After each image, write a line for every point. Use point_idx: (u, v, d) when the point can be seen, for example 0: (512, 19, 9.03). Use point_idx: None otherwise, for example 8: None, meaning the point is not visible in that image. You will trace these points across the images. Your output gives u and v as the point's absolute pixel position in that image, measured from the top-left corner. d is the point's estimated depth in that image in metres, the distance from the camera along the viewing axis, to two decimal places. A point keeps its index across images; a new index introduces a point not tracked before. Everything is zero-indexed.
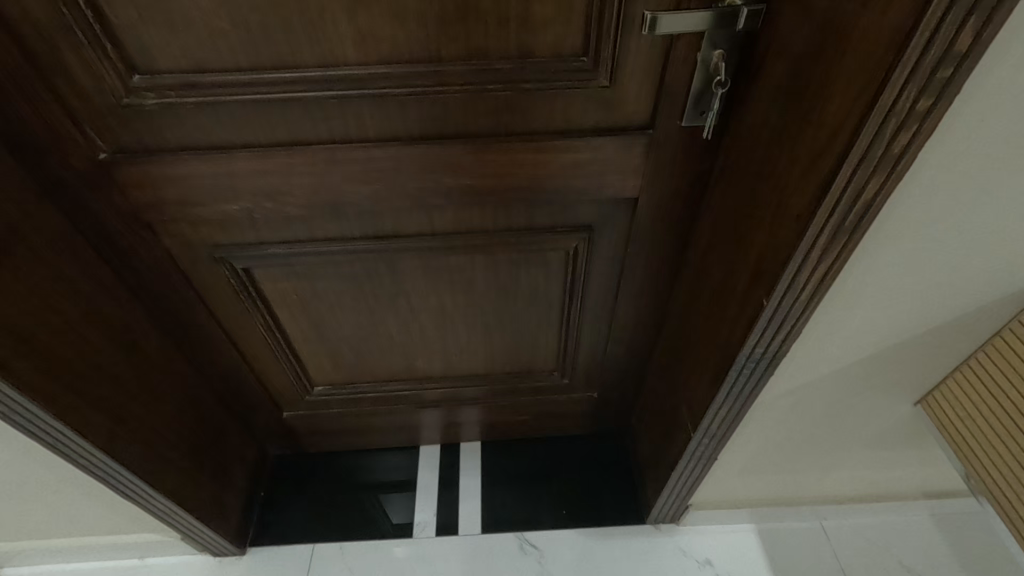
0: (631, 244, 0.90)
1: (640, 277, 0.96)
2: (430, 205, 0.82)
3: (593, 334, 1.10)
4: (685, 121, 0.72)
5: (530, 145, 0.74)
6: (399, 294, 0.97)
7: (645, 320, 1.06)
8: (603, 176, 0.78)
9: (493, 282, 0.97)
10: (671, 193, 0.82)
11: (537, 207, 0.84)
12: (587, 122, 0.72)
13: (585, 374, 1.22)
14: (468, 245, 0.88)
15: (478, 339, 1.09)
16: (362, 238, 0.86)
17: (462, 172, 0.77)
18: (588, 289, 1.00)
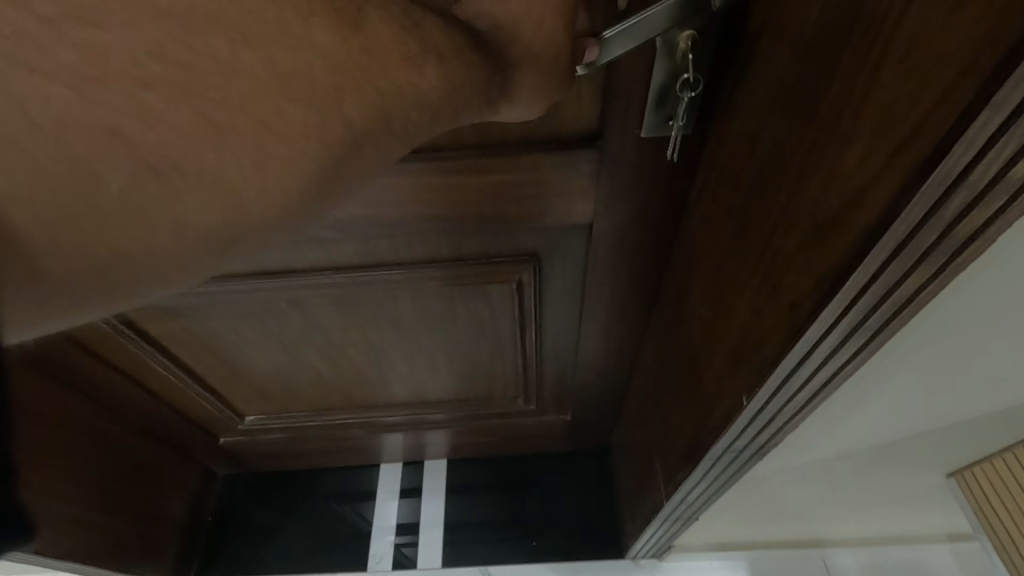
0: (590, 276, 0.71)
1: (605, 312, 0.77)
2: (322, 239, 0.63)
3: (558, 364, 0.92)
4: (645, 129, 0.49)
5: (434, 167, 0.54)
6: (313, 330, 0.80)
7: (616, 354, 0.88)
8: (542, 201, 0.59)
9: (426, 315, 0.79)
10: (633, 223, 0.61)
11: (463, 238, 0.65)
12: (511, 135, 0.53)
13: (554, 400, 1.05)
14: (385, 279, 0.71)
15: (422, 370, 0.93)
16: (247, 276, 0.68)
17: (351, 202, 0.58)
18: (544, 322, 0.81)
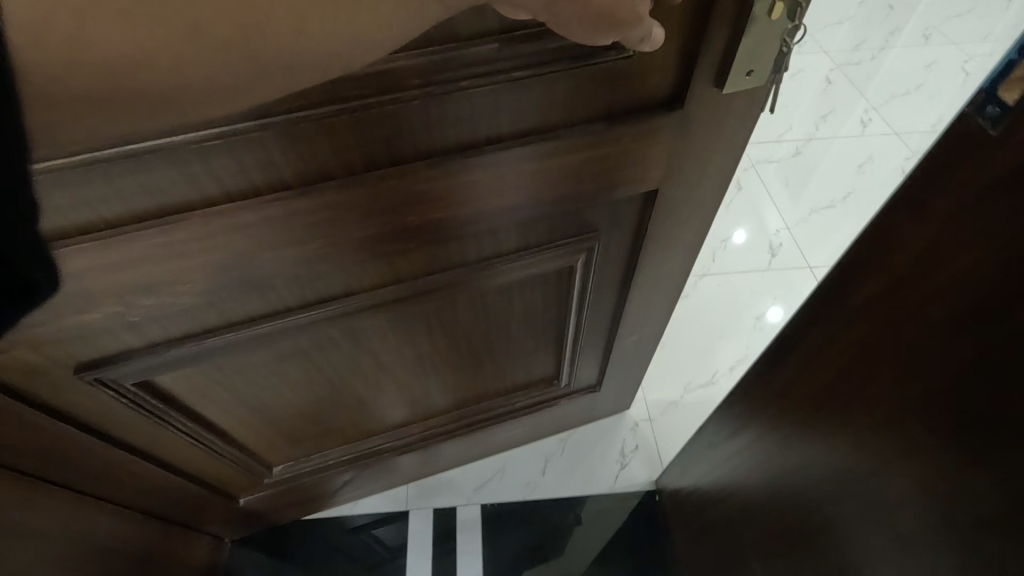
0: (645, 244, 0.73)
1: (651, 273, 0.80)
2: (390, 253, 0.59)
3: (598, 340, 0.93)
4: (723, 87, 0.53)
5: (521, 155, 0.53)
6: (362, 355, 0.75)
7: (648, 315, 0.91)
8: (617, 174, 0.59)
9: (480, 315, 0.76)
10: (694, 176, 0.64)
11: (533, 225, 0.63)
12: (601, 107, 0.52)
13: (587, 377, 1.07)
14: (449, 285, 0.67)
15: (464, 375, 0.90)
16: (300, 308, 0.62)
17: (431, 206, 0.55)
18: (592, 303, 0.82)
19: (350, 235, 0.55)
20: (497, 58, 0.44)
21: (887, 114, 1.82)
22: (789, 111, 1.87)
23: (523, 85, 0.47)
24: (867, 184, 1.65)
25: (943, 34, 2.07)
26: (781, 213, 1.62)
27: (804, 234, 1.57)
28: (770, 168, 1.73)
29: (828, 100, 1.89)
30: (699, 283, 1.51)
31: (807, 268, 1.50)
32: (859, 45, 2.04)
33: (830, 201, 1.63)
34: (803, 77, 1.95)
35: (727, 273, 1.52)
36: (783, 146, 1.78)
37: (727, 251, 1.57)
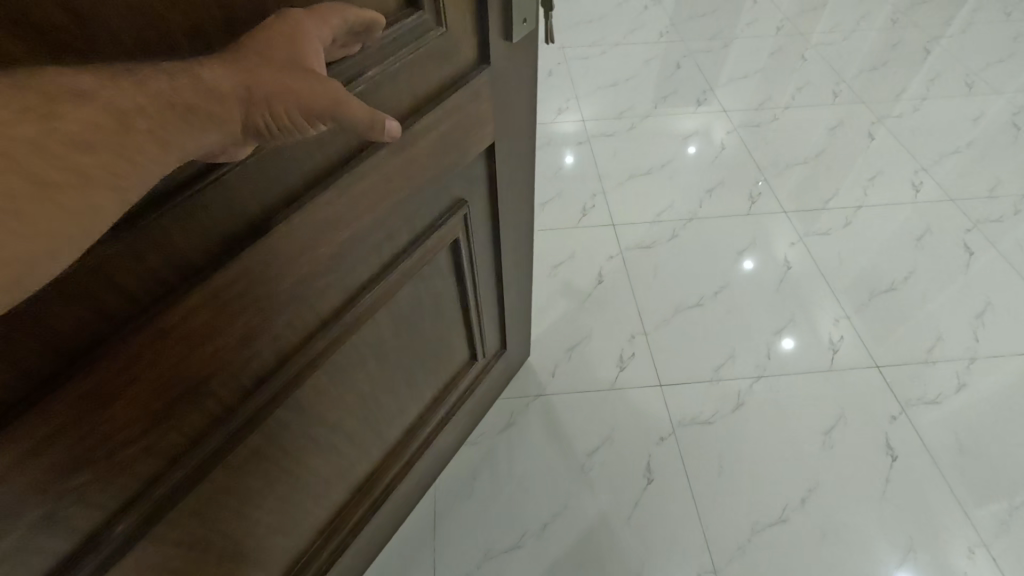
0: (499, 194, 0.82)
1: (511, 219, 0.90)
2: (310, 296, 0.58)
3: (490, 299, 1.01)
4: (510, 36, 0.64)
5: (394, 149, 0.56)
6: (311, 423, 0.70)
7: (518, 261, 1.02)
8: (464, 142, 0.67)
9: (397, 325, 0.77)
10: (511, 125, 0.75)
11: (417, 213, 0.67)
12: (438, 79, 0.59)
13: (494, 339, 1.15)
14: (367, 308, 0.67)
15: (404, 393, 0.90)
16: (242, 400, 0.57)
17: (335, 231, 0.55)
18: (477, 266, 0.89)
19: (270, 293, 0.52)
20: (357, 59, 0.47)
21: (935, 177, 1.86)
22: (834, 172, 1.89)
23: (379, 84, 0.50)
24: (925, 263, 1.63)
25: (984, 82, 2.22)
26: (838, 299, 1.55)
27: (865, 326, 1.49)
28: (817, 242, 1.69)
29: (874, 161, 1.92)
30: (756, 388, 1.38)
31: (874, 366, 1.41)
32: (899, 94, 2.17)
33: (890, 281, 1.59)
34: (844, 127, 2.04)
35: (784, 373, 1.40)
36: (831, 217, 1.75)
37: (780, 346, 1.45)
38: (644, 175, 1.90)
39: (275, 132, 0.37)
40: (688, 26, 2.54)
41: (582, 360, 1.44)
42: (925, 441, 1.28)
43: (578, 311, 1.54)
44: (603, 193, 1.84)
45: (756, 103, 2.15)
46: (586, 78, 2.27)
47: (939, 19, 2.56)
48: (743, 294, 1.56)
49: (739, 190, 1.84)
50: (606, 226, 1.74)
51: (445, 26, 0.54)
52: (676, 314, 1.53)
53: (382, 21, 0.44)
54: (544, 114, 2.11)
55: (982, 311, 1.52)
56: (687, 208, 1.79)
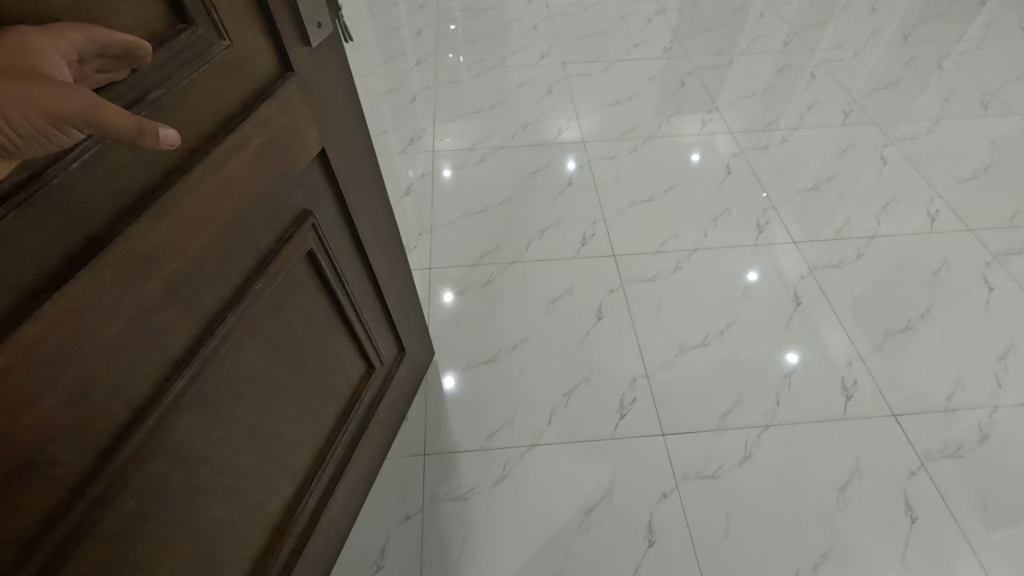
0: (346, 197, 0.82)
1: (369, 220, 0.91)
2: (153, 333, 0.55)
3: (371, 306, 1.01)
4: (308, 41, 0.65)
5: (212, 170, 0.55)
6: (198, 469, 0.67)
7: (389, 260, 1.02)
8: (289, 152, 0.67)
9: (269, 349, 0.75)
10: (336, 128, 0.76)
11: (257, 228, 0.66)
12: (239, 90, 0.58)
13: (388, 345, 1.15)
14: (228, 336, 0.65)
15: (299, 418, 0.88)
16: (106, 460, 0.53)
17: (163, 262, 0.53)
18: (346, 274, 0.89)
19: (104, 339, 0.50)
20: (134, 81, 0.46)
21: (953, 206, 1.85)
22: (846, 200, 1.89)
23: (169, 104, 0.49)
24: (942, 299, 1.61)
25: (1000, 101, 2.22)
26: (853, 339, 1.53)
27: (880, 367, 1.47)
28: (830, 274, 1.68)
29: (885, 185, 1.93)
30: (764, 438, 1.35)
31: (891, 414, 1.38)
32: (913, 115, 2.18)
33: (907, 320, 1.56)
34: (855, 151, 2.06)
35: (794, 424, 1.37)
36: (843, 248, 1.74)
37: (783, 360, 1.49)
38: (648, 200, 1.92)
39: (22, 143, 0.35)
40: (692, 43, 2.62)
41: (580, 408, 1.41)
42: (945, 497, 1.26)
43: (578, 354, 1.51)
44: (604, 221, 1.85)
45: (765, 123, 2.19)
46: (587, 97, 2.35)
47: (952, 35, 2.59)
48: (779, 322, 1.57)
49: (745, 218, 1.84)
50: (607, 256, 1.75)
51: (230, 37, 0.54)
52: (680, 354, 1.51)
53: (142, 43, 0.43)
54: (544, 132, 2.18)
55: (1003, 355, 1.48)
56: (693, 237, 1.80)
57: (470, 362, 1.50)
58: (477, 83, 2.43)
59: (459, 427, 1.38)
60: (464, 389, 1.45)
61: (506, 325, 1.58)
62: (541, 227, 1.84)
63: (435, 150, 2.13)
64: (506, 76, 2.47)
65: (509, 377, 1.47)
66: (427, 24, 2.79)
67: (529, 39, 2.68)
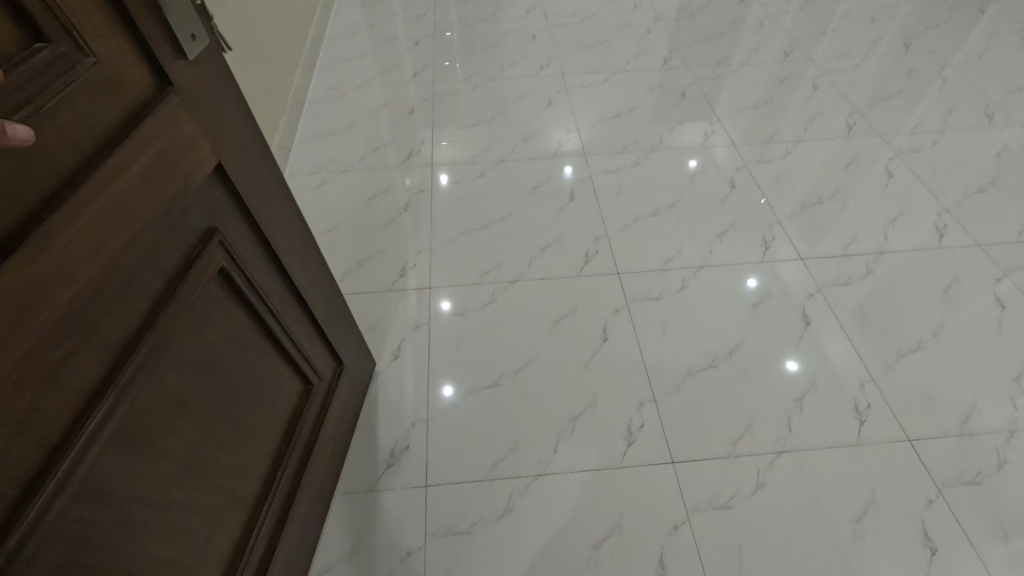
0: (251, 211, 0.85)
1: (280, 228, 0.94)
2: (58, 358, 0.55)
3: (298, 314, 1.04)
4: (185, 55, 0.67)
5: (98, 192, 0.56)
6: (134, 498, 0.67)
7: (308, 265, 1.06)
8: (184, 167, 0.68)
9: (196, 371, 0.77)
10: (231, 142, 0.78)
11: (158, 247, 0.67)
12: (117, 110, 0.59)
13: (322, 357, 1.17)
14: (147, 359, 0.66)
15: (237, 437, 0.89)
16: (26, 494, 0.52)
17: (58, 286, 0.53)
18: (265, 289, 0.92)
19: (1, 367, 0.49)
20: None
21: (959, 222, 2.12)
22: (847, 214, 2.15)
23: (37, 124, 0.51)
24: (948, 313, 1.83)
25: (1014, 130, 2.48)
26: (865, 362, 1.71)
27: (891, 393, 1.64)
28: (836, 292, 1.88)
29: (890, 204, 2.19)
30: (778, 464, 1.50)
31: (908, 440, 1.55)
32: (914, 129, 2.53)
33: (919, 340, 1.76)
34: (860, 164, 2.36)
35: (804, 450, 1.53)
36: (852, 266, 1.96)
37: (785, 367, 1.69)
38: (653, 216, 2.12)
39: None
40: (691, 56, 3.01)
41: (586, 430, 1.56)
42: (962, 522, 1.42)
43: (586, 376, 1.67)
44: (606, 237, 2.03)
45: (767, 138, 2.48)
46: (587, 109, 2.66)
47: (937, 61, 2.98)
48: (779, 320, 1.80)
49: (756, 236, 2.05)
50: (609, 272, 1.92)
51: (98, 55, 0.56)
52: (686, 379, 1.66)
53: None
54: (546, 142, 2.46)
55: (920, 343, 1.76)
56: (699, 254, 1.98)
57: (476, 387, 1.64)
58: (496, 125, 2.59)
59: (460, 465, 1.50)
60: (468, 423, 1.57)
61: (506, 349, 1.73)
62: (544, 245, 2.03)
63: (420, 190, 2.26)
64: (519, 107, 2.68)
65: (514, 404, 1.61)
66: (425, 63, 2.99)
67: (540, 74, 2.90)
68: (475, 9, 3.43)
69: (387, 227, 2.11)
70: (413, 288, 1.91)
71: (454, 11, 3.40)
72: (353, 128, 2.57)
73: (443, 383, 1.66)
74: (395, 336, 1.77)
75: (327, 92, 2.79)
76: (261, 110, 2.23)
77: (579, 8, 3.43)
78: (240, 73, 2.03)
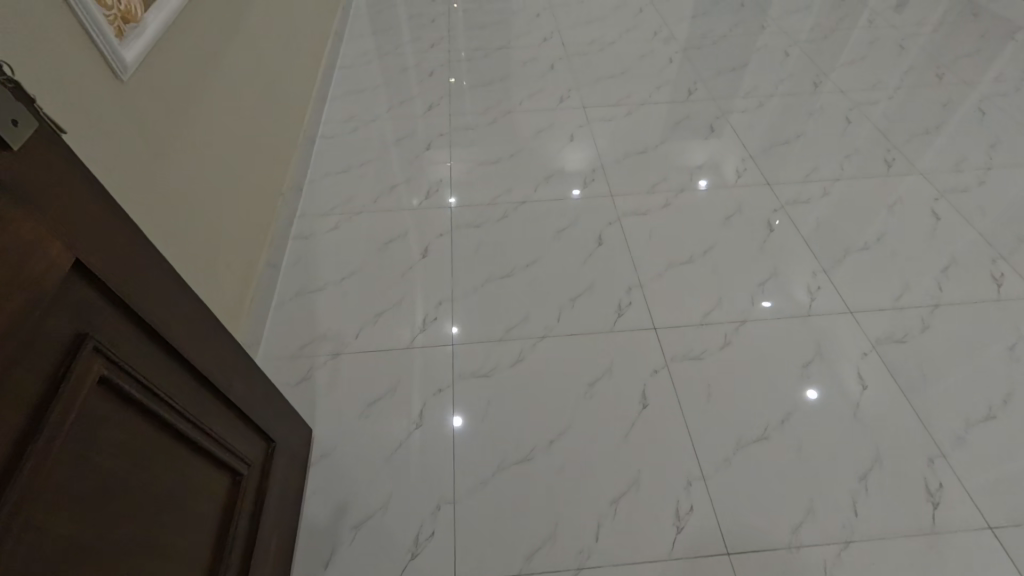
0: (130, 303, 0.76)
1: (165, 309, 0.85)
2: None
3: (201, 395, 0.96)
4: (8, 145, 0.57)
5: None
6: None
7: (205, 339, 0.97)
8: (33, 273, 0.60)
9: (87, 504, 0.69)
10: (91, 230, 0.69)
11: (14, 373, 0.58)
12: None
13: (243, 438, 1.10)
14: (21, 507, 0.59)
15: (145, 554, 0.81)
16: None
17: None
18: (163, 386, 0.84)
19: None
20: None
21: (1014, 266, 1.95)
22: (897, 259, 2.00)
23: None
24: (1018, 375, 1.65)
25: None
26: (933, 434, 1.53)
27: (965, 468, 1.46)
28: (892, 350, 1.72)
29: (938, 248, 2.03)
30: (846, 555, 1.32)
31: (988, 526, 1.37)
32: (962, 166, 2.37)
33: (988, 408, 1.58)
34: (905, 204, 2.20)
35: (874, 537, 1.35)
36: (907, 320, 1.80)
37: (806, 395, 1.62)
38: (687, 263, 1.99)
39: None
40: (716, 84, 2.92)
41: (629, 517, 1.40)
42: None
43: (626, 450, 1.52)
44: (640, 286, 1.91)
45: (804, 174, 2.35)
46: (609, 143, 2.55)
47: (987, 92, 2.82)
48: (834, 380, 1.65)
49: (799, 284, 1.92)
50: (645, 328, 1.79)
51: None
52: (738, 451, 1.51)
53: None
54: (569, 183, 2.34)
55: (990, 412, 1.57)
56: (740, 307, 1.85)
57: (503, 461, 1.50)
58: (518, 162, 2.48)
59: (489, 553, 1.36)
60: (493, 505, 1.43)
61: (535, 419, 1.58)
62: (573, 294, 1.90)
63: (424, 230, 2.16)
64: (538, 141, 2.59)
65: (547, 484, 1.46)
66: (440, 95, 2.92)
67: (564, 105, 2.81)
68: (489, 39, 3.37)
69: (403, 276, 1.99)
70: (418, 342, 1.79)
71: (469, 40, 3.36)
72: (366, 167, 2.47)
73: (453, 414, 1.60)
74: (412, 403, 1.64)
75: (334, 125, 2.72)
76: (239, 261, 1.76)
77: (598, 36, 3.37)
78: (183, 213, 1.49)
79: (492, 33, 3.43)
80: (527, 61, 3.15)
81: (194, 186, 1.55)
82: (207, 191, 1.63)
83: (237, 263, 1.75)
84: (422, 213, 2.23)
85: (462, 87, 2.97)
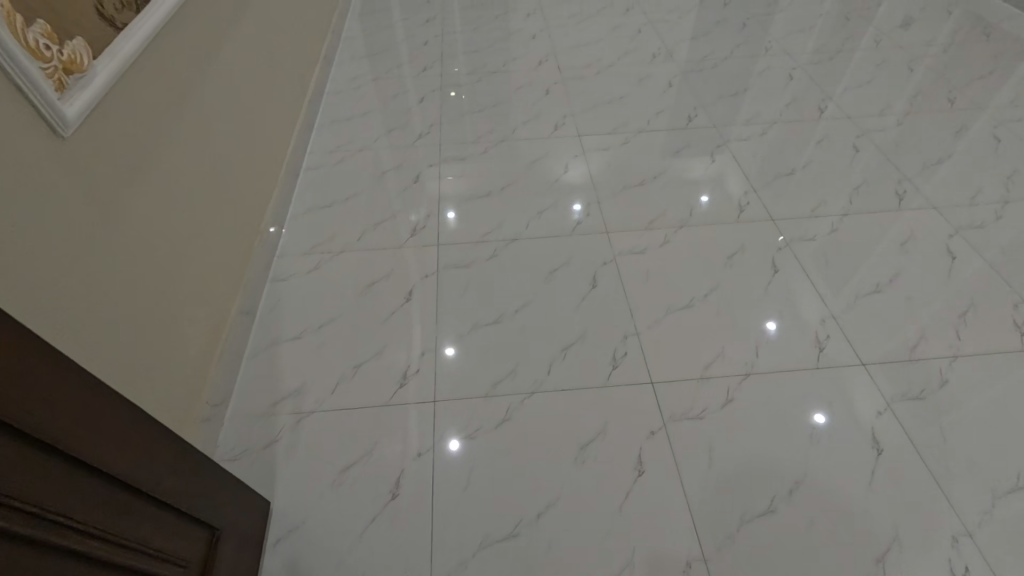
0: (19, 425, 0.65)
1: (64, 417, 0.73)
2: None
3: (119, 505, 0.83)
4: None
5: None
6: None
7: (118, 436, 0.85)
8: None
9: None
10: None
11: None
12: None
13: (177, 537, 0.99)
14: None
15: None
16: None
17: None
18: (71, 508, 0.73)
19: None
20: None
21: None
22: (912, 303, 1.87)
23: None
24: None
25: None
26: (958, 509, 1.40)
27: (994, 548, 1.34)
28: (910, 408, 1.59)
29: (956, 291, 1.90)
30: None
31: None
32: (978, 199, 2.24)
33: (1016, 477, 1.45)
34: (917, 242, 2.08)
35: None
36: (924, 374, 1.67)
37: (813, 420, 1.57)
38: (686, 307, 1.88)
39: None
40: (717, 110, 2.82)
41: None
42: None
43: (619, 525, 1.40)
44: (636, 334, 1.80)
45: (810, 209, 2.23)
46: (606, 174, 2.44)
47: (1002, 117, 2.69)
48: (847, 443, 1.52)
49: (807, 332, 1.80)
50: (641, 383, 1.67)
51: None
52: (743, 526, 1.39)
53: None
54: (564, 218, 2.23)
55: (1018, 482, 1.44)
56: (743, 358, 1.73)
57: (487, 538, 1.39)
58: (509, 194, 2.37)
59: None
60: None
61: (523, 488, 1.47)
62: (565, 343, 1.78)
63: (411, 271, 2.05)
64: (532, 172, 2.48)
65: (533, 565, 1.35)
66: (431, 122, 2.82)
67: (559, 133, 2.71)
68: (484, 62, 3.29)
69: (385, 323, 1.88)
70: (414, 403, 1.66)
71: (463, 63, 3.27)
72: (351, 201, 2.37)
73: (450, 436, 1.57)
74: (390, 468, 1.52)
75: (320, 155, 2.63)
76: (204, 319, 1.63)
77: (595, 58, 3.27)
78: (136, 278, 1.35)
79: (487, 55, 3.35)
80: (522, 86, 3.06)
81: (138, 264, 1.35)
82: (156, 267, 1.43)
83: (202, 319, 1.62)
84: (407, 251, 2.12)
85: (454, 114, 2.88)
